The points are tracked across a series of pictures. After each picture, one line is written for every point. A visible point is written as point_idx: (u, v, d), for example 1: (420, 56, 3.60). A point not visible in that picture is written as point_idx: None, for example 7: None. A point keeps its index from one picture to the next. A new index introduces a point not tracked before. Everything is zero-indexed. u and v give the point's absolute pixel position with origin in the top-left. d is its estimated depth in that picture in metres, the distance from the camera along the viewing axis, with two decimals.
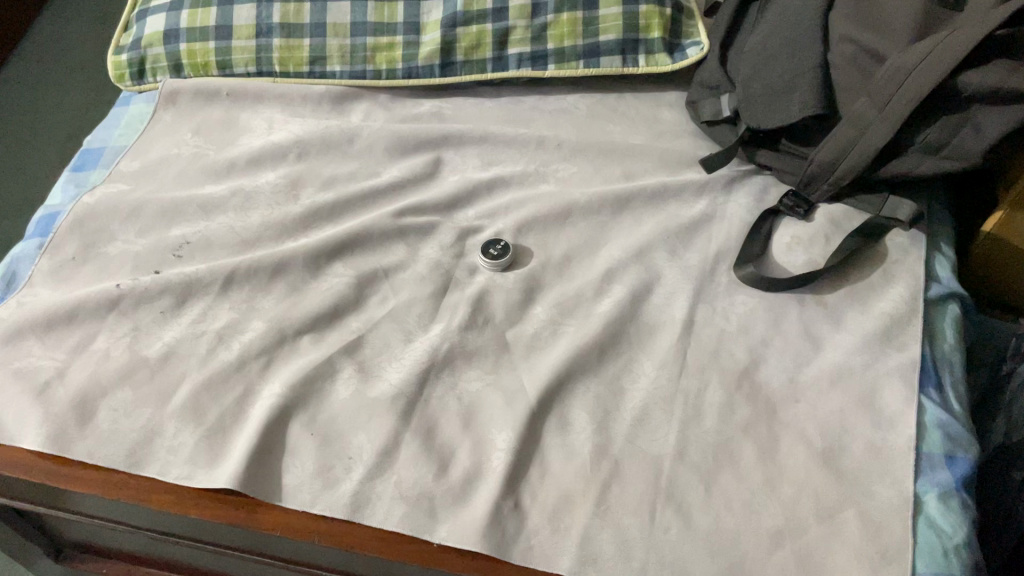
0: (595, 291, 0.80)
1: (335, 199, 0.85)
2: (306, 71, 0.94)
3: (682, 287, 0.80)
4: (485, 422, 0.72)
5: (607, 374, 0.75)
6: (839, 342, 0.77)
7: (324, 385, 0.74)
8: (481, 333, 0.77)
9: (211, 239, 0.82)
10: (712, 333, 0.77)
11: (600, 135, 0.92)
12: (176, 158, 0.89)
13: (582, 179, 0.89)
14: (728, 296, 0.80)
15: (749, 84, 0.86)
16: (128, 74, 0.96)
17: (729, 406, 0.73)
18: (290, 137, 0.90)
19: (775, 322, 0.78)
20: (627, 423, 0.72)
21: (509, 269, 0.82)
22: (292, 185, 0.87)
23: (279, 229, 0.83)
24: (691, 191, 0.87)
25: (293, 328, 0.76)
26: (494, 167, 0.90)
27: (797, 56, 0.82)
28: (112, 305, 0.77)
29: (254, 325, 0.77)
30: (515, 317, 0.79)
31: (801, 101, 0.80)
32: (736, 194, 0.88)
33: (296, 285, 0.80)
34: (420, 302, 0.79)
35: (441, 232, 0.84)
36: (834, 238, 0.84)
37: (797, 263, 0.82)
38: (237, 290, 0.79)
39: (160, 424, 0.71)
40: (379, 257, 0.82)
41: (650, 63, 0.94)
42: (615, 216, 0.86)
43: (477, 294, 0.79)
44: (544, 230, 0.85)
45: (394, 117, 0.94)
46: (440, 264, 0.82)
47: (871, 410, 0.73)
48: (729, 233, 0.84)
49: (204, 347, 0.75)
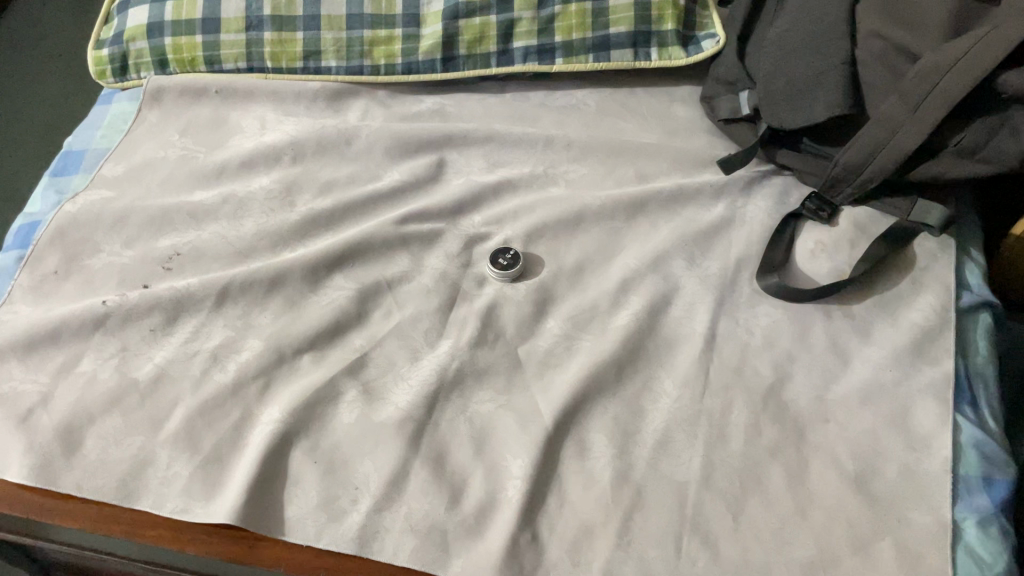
0: (611, 303, 0.76)
1: (334, 205, 0.80)
2: (299, 67, 0.89)
3: (703, 298, 0.76)
4: (499, 447, 0.68)
5: (626, 393, 0.71)
6: (868, 356, 0.73)
7: (326, 409, 0.69)
8: (492, 350, 0.73)
9: (201, 250, 0.77)
10: (736, 348, 0.73)
11: (611, 134, 0.87)
12: (162, 161, 0.84)
13: (594, 182, 0.84)
14: (750, 306, 0.76)
15: (769, 82, 0.81)
16: (110, 70, 0.91)
17: (755, 427, 0.69)
18: (283, 138, 0.85)
19: (801, 334, 0.74)
20: (649, 447, 0.68)
21: (519, 279, 0.78)
22: (287, 191, 0.82)
23: (275, 238, 0.78)
24: (709, 193, 0.83)
25: (293, 346, 0.72)
26: (500, 169, 0.85)
27: (822, 53, 0.77)
28: (98, 323, 0.72)
29: (251, 344, 0.72)
30: (527, 332, 0.74)
31: (827, 100, 0.76)
32: (755, 196, 0.83)
33: (294, 299, 0.75)
34: (426, 316, 0.75)
35: (446, 240, 0.80)
36: (860, 243, 0.80)
37: (822, 271, 0.78)
38: (232, 306, 0.75)
39: (152, 452, 0.67)
40: (381, 268, 0.78)
41: (663, 57, 0.89)
42: (630, 221, 0.82)
43: (487, 307, 0.75)
44: (555, 237, 0.80)
45: (393, 115, 0.89)
46: (447, 274, 0.77)
47: (904, 430, 0.69)
48: (750, 239, 0.80)
49: (198, 368, 0.71)
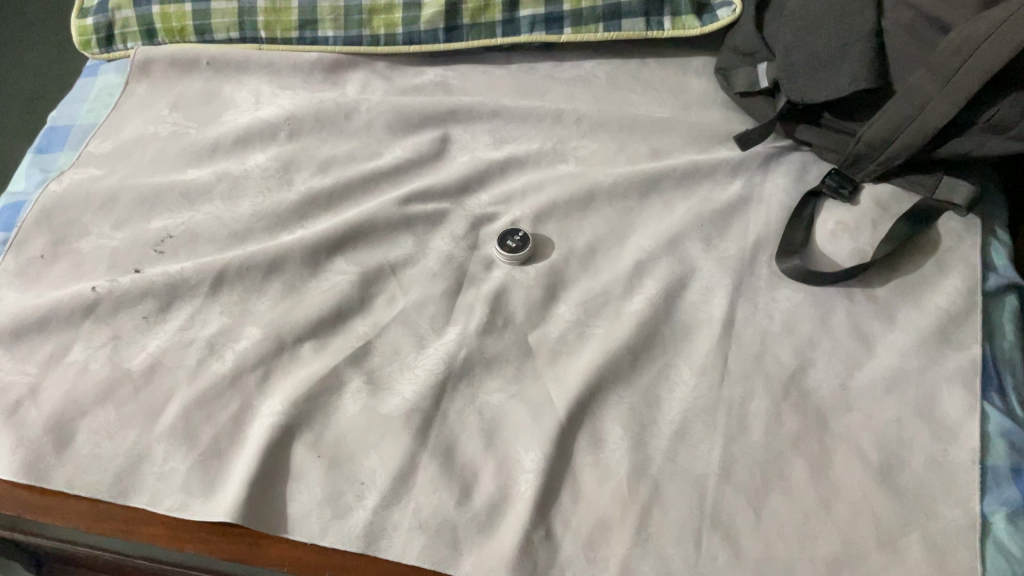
0: (625, 287, 0.73)
1: (334, 184, 0.76)
2: (295, 37, 0.85)
3: (720, 281, 0.73)
4: (510, 440, 0.65)
5: (642, 382, 0.68)
6: (892, 342, 0.70)
7: (329, 400, 0.66)
8: (501, 337, 0.70)
9: (196, 231, 0.74)
10: (755, 333, 0.70)
11: (622, 108, 0.84)
12: (152, 138, 0.80)
13: (604, 159, 0.81)
14: (770, 290, 0.73)
15: (790, 53, 0.77)
16: (94, 41, 0.85)
17: (776, 417, 0.66)
18: (279, 113, 0.81)
19: (822, 319, 0.71)
20: (666, 438, 0.65)
21: (528, 262, 0.74)
22: (285, 168, 0.78)
23: (272, 220, 0.75)
24: (724, 170, 0.80)
25: (293, 334, 0.69)
26: (507, 145, 0.81)
27: (846, 24, 0.73)
28: (88, 311, 0.69)
29: (249, 332, 0.69)
30: (538, 318, 0.71)
31: (851, 74, 0.72)
32: (773, 173, 0.80)
33: (293, 284, 0.72)
34: (432, 302, 0.71)
35: (452, 220, 0.76)
36: (882, 223, 0.77)
37: (844, 252, 0.75)
38: (228, 291, 0.71)
39: (148, 447, 0.64)
40: (384, 250, 0.74)
41: (677, 27, 0.85)
42: (643, 200, 0.78)
43: (496, 292, 0.72)
44: (566, 217, 0.77)
45: (394, 88, 0.84)
46: (453, 257, 0.74)
47: (930, 419, 0.67)
48: (768, 219, 0.77)
49: (194, 357, 0.68)
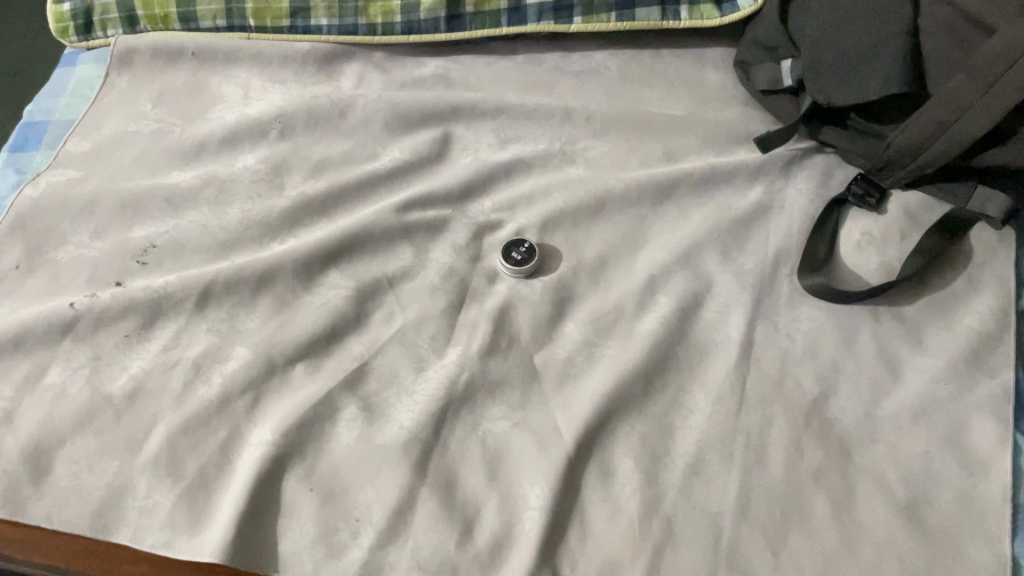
0: (636, 304, 0.68)
1: (328, 189, 0.72)
2: (286, 26, 0.79)
3: (738, 298, 0.69)
4: (514, 472, 0.61)
5: (654, 410, 0.64)
6: (921, 366, 0.66)
7: (322, 428, 0.62)
8: (505, 359, 0.66)
9: (181, 241, 0.69)
10: (775, 357, 0.66)
11: (635, 104, 0.79)
12: (134, 136, 0.75)
13: (615, 161, 0.76)
14: (790, 308, 0.68)
15: (816, 50, 0.71)
16: (72, 28, 0.80)
17: (796, 448, 0.62)
18: (269, 110, 0.76)
19: (846, 341, 0.67)
20: (680, 472, 0.61)
21: (534, 274, 0.70)
22: (275, 171, 0.73)
23: (262, 228, 0.70)
24: (744, 174, 0.75)
25: (284, 355, 0.65)
26: (513, 145, 0.76)
27: (880, 19, 0.67)
28: (66, 329, 0.65)
29: (237, 353, 0.65)
30: (543, 338, 0.67)
31: (882, 75, 0.67)
32: (796, 178, 0.75)
33: (284, 300, 0.67)
34: (432, 320, 0.67)
35: (453, 229, 0.72)
36: (911, 234, 0.72)
37: (870, 267, 0.70)
38: (215, 307, 0.67)
39: (130, 479, 0.60)
40: (382, 262, 0.70)
41: (694, 16, 0.80)
42: (657, 207, 0.74)
43: (500, 309, 0.68)
44: (574, 225, 0.72)
45: (393, 82, 0.79)
46: (454, 270, 0.70)
47: (960, 452, 0.63)
48: (789, 229, 0.72)
49: (178, 381, 0.64)
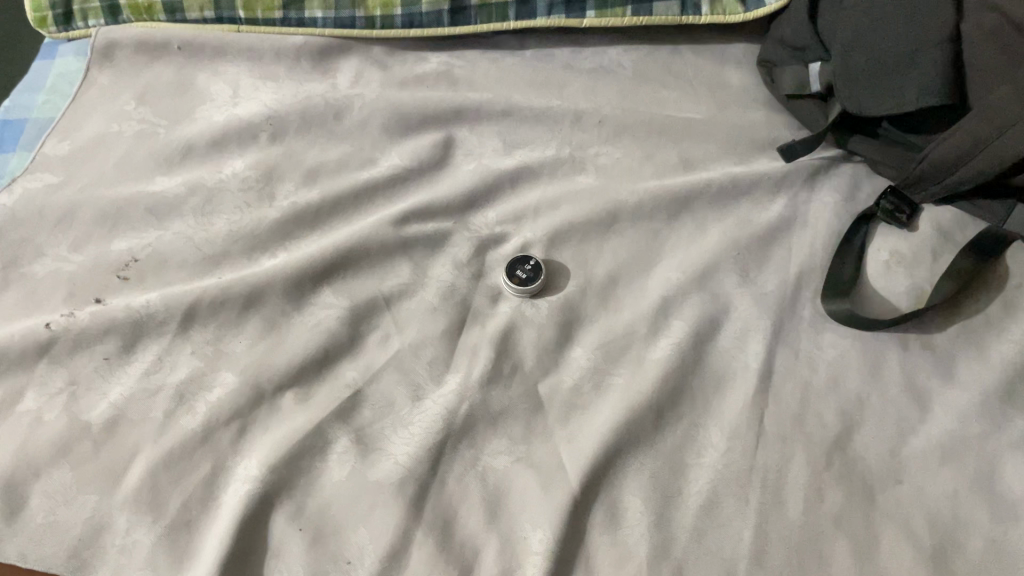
0: (648, 328, 0.64)
1: (322, 199, 0.67)
2: (278, 18, 0.74)
3: (757, 323, 0.64)
4: (515, 513, 0.57)
5: (666, 445, 0.60)
6: (951, 400, 0.62)
7: (312, 463, 0.59)
8: (507, 388, 0.62)
9: (165, 255, 0.65)
10: (796, 388, 0.62)
11: (650, 106, 0.74)
12: (116, 138, 0.70)
13: (629, 169, 0.71)
14: (813, 334, 0.64)
15: (847, 55, 0.66)
16: (51, 18, 0.74)
17: (817, 490, 0.58)
18: (260, 110, 0.71)
19: (872, 371, 0.63)
20: (692, 514, 0.58)
21: (540, 294, 0.66)
22: (266, 178, 0.68)
23: (250, 242, 0.66)
24: (765, 186, 0.70)
25: (273, 382, 0.61)
26: (520, 151, 0.72)
27: (920, 26, 0.62)
28: (41, 351, 0.61)
29: (223, 379, 0.61)
30: (549, 364, 0.63)
31: (918, 87, 0.62)
32: (821, 190, 0.70)
33: (274, 320, 0.63)
34: (431, 343, 0.63)
35: (455, 243, 0.67)
36: (943, 254, 0.67)
37: (898, 290, 0.66)
38: (201, 328, 0.63)
39: (109, 516, 0.57)
40: (378, 279, 0.66)
41: (715, 11, 0.75)
42: (673, 221, 0.69)
43: (503, 333, 0.64)
44: (584, 240, 0.68)
45: (392, 80, 0.74)
46: (455, 288, 0.65)
47: (992, 495, 0.58)
48: (813, 247, 0.68)
49: (161, 409, 0.60)
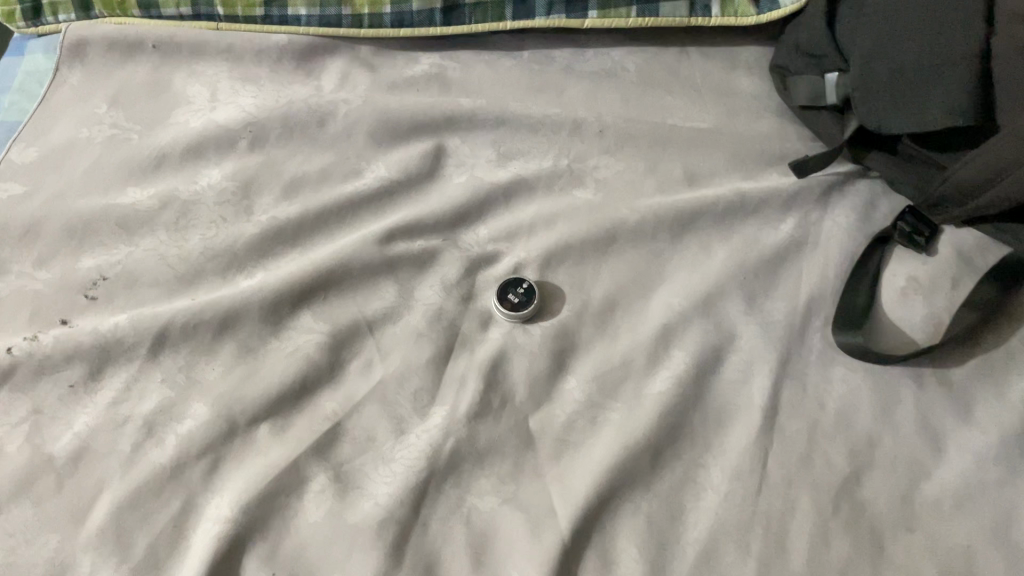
0: (647, 359, 0.60)
1: (303, 214, 0.63)
2: (260, 15, 0.69)
3: (763, 355, 0.60)
4: (500, 559, 0.54)
5: (663, 487, 0.57)
6: (967, 442, 0.58)
7: (287, 502, 0.55)
8: (497, 422, 0.58)
9: (135, 273, 0.61)
10: (802, 426, 0.58)
11: (655, 114, 0.69)
12: (86, 144, 0.66)
13: (631, 183, 0.67)
14: (822, 368, 0.60)
15: (867, 66, 0.62)
16: (19, 12, 0.70)
17: (823, 537, 0.55)
18: (239, 116, 0.67)
19: (884, 409, 0.59)
20: (690, 561, 0.54)
21: (533, 319, 0.62)
22: (244, 191, 0.65)
23: (226, 260, 0.62)
24: (775, 205, 0.66)
25: (248, 414, 0.58)
26: (514, 162, 0.68)
27: (947, 39, 0.58)
28: (2, 378, 0.58)
29: (195, 411, 0.58)
30: (540, 397, 0.59)
31: (943, 102, 0.57)
32: (834, 209, 0.66)
33: (249, 346, 0.60)
34: (415, 373, 0.60)
35: (443, 262, 0.64)
36: (964, 281, 0.63)
37: (914, 320, 0.62)
38: (172, 354, 0.59)
39: (70, 557, 0.53)
40: (361, 302, 0.62)
41: (727, 13, 0.70)
42: (676, 240, 0.65)
43: (492, 362, 0.60)
44: (581, 260, 0.64)
45: (380, 82, 0.70)
46: (443, 312, 0.62)
47: (1012, 547, 0.54)
48: (825, 272, 0.63)
49: (128, 441, 0.57)
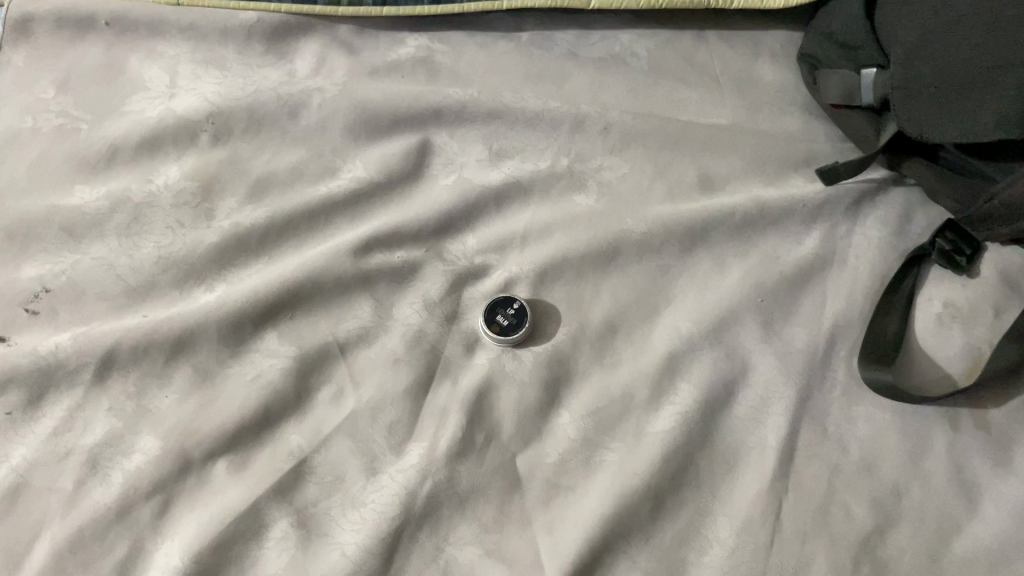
0: (650, 393, 0.54)
1: (271, 219, 0.58)
2: None
3: (779, 391, 0.54)
4: None
5: (664, 540, 0.50)
6: (1006, 494, 0.51)
7: (243, 551, 0.49)
8: (480, 463, 0.52)
9: (81, 285, 0.55)
10: (821, 473, 0.52)
11: (666, 107, 0.63)
12: (31, 136, 0.60)
13: (637, 188, 0.60)
14: (845, 407, 0.54)
15: (911, 63, 0.55)
16: None
17: None
18: (200, 105, 0.61)
19: (913, 454, 0.52)
20: None
21: (524, 343, 0.56)
22: (205, 193, 0.59)
23: (183, 271, 0.56)
24: (798, 218, 0.59)
25: (203, 448, 0.52)
26: (508, 162, 0.61)
27: (1002, 39, 0.50)
28: None
29: (145, 445, 0.52)
30: (530, 433, 0.53)
31: (998, 108, 0.50)
32: (865, 222, 0.59)
33: (208, 370, 0.54)
34: (392, 404, 0.53)
35: (426, 277, 0.58)
36: (1009, 308, 0.56)
37: (951, 352, 0.55)
38: (120, 378, 0.53)
39: None
40: (333, 320, 0.56)
41: None
42: (686, 255, 0.58)
43: (477, 393, 0.54)
44: (579, 277, 0.58)
45: (360, 66, 0.64)
46: (423, 334, 0.56)
47: None
48: (852, 295, 0.56)
49: (70, 478, 0.51)
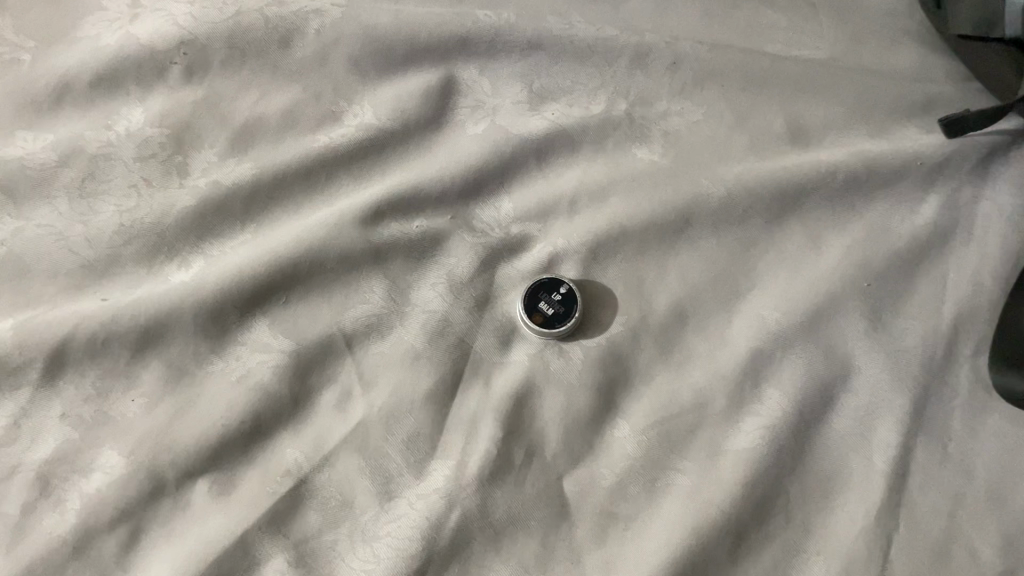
0: (728, 401, 0.44)
1: (261, 177, 0.47)
2: None
3: (889, 398, 0.43)
4: None
5: None
6: None
7: None
8: (519, 487, 0.42)
9: (26, 260, 0.45)
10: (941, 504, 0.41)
11: (744, 38, 0.52)
12: None
13: (713, 138, 0.50)
14: (970, 420, 0.42)
15: None
16: None
17: None
18: (168, 28, 0.49)
19: None
20: None
21: (573, 336, 0.46)
22: (177, 143, 0.48)
23: (152, 242, 0.46)
24: (911, 181, 0.48)
25: (178, 466, 0.41)
26: (552, 106, 0.51)
27: None
28: None
29: (108, 461, 0.41)
30: (581, 449, 0.43)
31: None
32: (998, 184, 0.47)
33: (182, 366, 0.44)
34: (411, 411, 0.43)
35: (450, 250, 0.48)
36: None
37: None
38: (75, 375, 0.43)
39: None
40: (338, 304, 0.46)
41: None
42: (772, 226, 0.48)
43: (515, 398, 0.44)
44: (641, 251, 0.47)
45: None
46: (449, 324, 0.46)
47: None
48: (981, 276, 0.45)
49: (17, 501, 0.40)
